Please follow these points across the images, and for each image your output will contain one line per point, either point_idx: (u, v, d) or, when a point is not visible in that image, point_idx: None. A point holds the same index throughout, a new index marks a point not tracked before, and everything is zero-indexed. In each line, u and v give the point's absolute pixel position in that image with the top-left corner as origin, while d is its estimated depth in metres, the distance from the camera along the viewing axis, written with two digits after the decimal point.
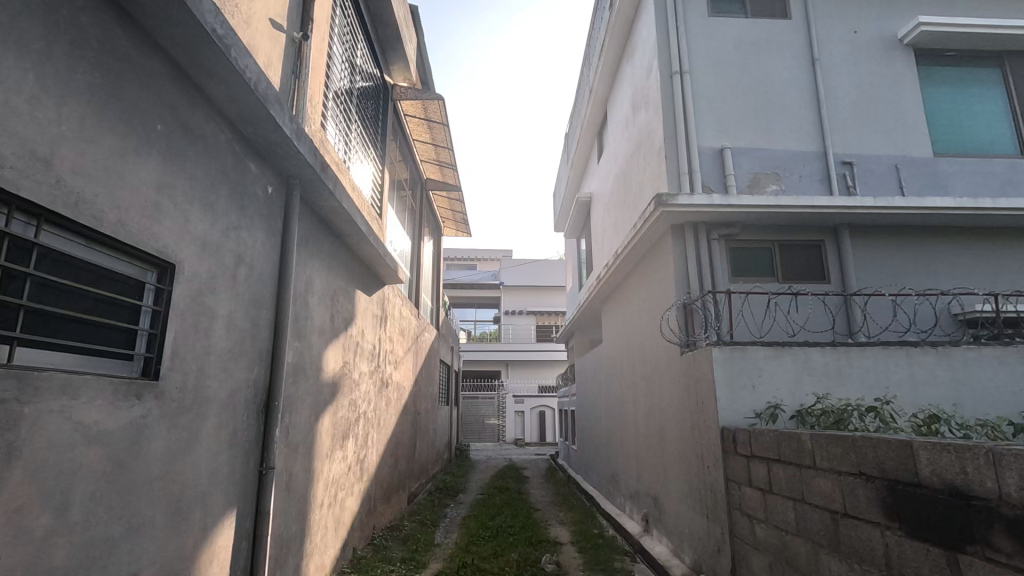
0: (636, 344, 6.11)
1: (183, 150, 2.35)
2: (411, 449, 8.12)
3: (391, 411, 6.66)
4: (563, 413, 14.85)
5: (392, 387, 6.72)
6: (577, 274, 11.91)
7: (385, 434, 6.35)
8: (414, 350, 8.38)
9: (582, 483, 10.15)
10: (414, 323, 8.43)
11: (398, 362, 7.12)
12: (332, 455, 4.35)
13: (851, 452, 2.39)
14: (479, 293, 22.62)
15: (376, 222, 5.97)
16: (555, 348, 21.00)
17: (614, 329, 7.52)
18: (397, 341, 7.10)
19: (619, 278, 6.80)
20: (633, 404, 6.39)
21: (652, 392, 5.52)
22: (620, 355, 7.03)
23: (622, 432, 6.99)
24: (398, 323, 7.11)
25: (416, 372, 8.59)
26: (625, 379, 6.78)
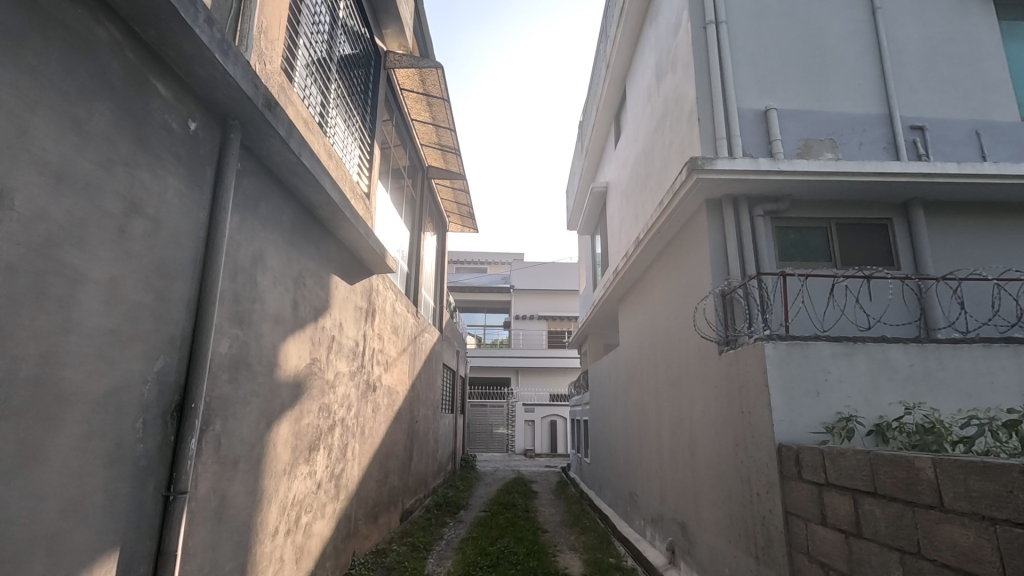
0: (661, 345, 5.27)
1: (20, 33, 1.60)
2: (406, 462, 7.36)
3: (380, 420, 5.89)
4: (575, 423, 13.96)
5: (381, 392, 5.93)
6: (592, 273, 11.08)
7: (371, 444, 5.56)
8: (411, 351, 7.63)
9: (596, 500, 9.28)
10: (412, 322, 7.69)
11: (390, 364, 6.36)
12: (293, 472, 3.59)
13: (1019, 490, 1.57)
14: (489, 297, 21.83)
15: (363, 202, 5.24)
16: (567, 354, 20.12)
17: (633, 329, 6.70)
18: (389, 341, 6.34)
19: (640, 270, 5.99)
20: (656, 415, 5.53)
21: (680, 400, 4.69)
22: (641, 359, 6.20)
23: (643, 447, 6.13)
24: (390, 320, 6.35)
25: (413, 375, 7.82)
26: (646, 387, 5.93)
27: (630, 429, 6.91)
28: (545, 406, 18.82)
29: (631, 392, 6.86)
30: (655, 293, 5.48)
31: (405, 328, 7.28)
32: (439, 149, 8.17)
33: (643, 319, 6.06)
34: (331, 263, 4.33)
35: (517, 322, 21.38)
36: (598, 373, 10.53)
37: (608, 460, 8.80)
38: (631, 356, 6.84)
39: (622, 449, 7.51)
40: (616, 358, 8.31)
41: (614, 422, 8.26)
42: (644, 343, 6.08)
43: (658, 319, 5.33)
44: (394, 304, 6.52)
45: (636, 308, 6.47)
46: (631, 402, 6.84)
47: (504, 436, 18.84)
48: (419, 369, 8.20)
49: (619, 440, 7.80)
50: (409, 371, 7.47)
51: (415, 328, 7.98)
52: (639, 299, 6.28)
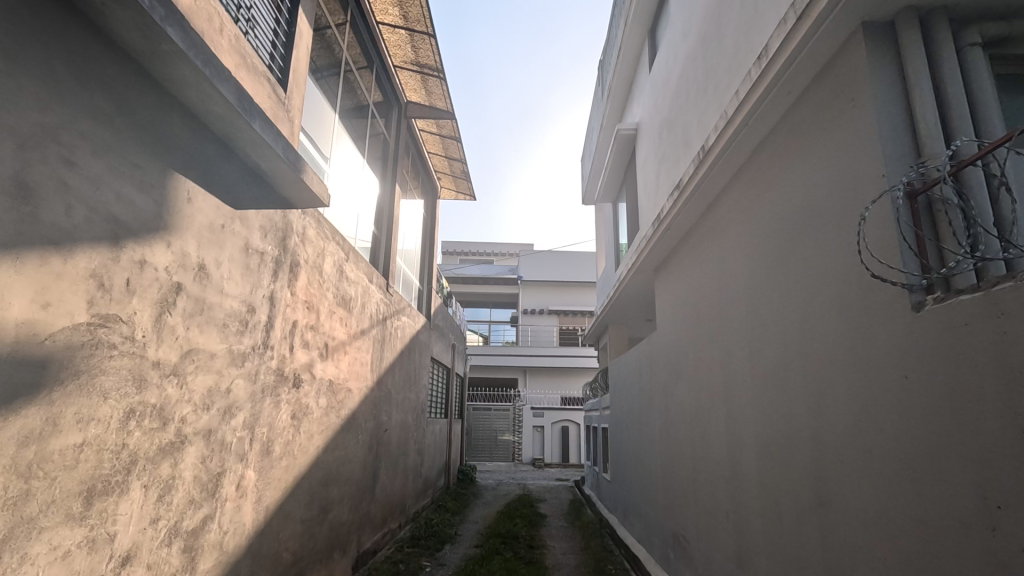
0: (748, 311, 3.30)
1: None
2: (368, 486, 5.47)
3: (309, 431, 3.97)
4: (591, 430, 11.99)
5: (313, 390, 4.02)
6: (614, 250, 9.09)
7: (291, 469, 3.66)
8: (376, 336, 5.72)
9: (620, 531, 7.31)
10: (377, 293, 5.78)
11: (334, 351, 4.45)
12: (18, 550, 1.68)
13: None
14: (494, 290, 19.90)
15: (269, 87, 3.31)
16: (580, 353, 18.13)
17: (686, 298, 4.74)
18: (332, 315, 4.41)
19: (705, 203, 4.03)
20: (731, 426, 3.55)
21: (793, 402, 2.71)
22: (699, 341, 4.23)
23: (700, 472, 4.16)
24: (333, 286, 4.44)
25: (381, 369, 5.92)
26: (711, 383, 3.95)
27: (676, 445, 4.93)
28: (556, 410, 16.86)
29: (678, 392, 4.87)
30: (738, 230, 3.51)
31: (366, 301, 5.36)
32: (417, 71, 6.53)
33: (707, 275, 4.10)
34: (173, 154, 2.43)
35: (525, 318, 19.43)
36: (622, 367, 8.56)
37: (637, 483, 6.85)
38: (679, 340, 4.85)
39: (661, 471, 5.54)
40: (649, 346, 6.33)
41: (647, 433, 6.27)
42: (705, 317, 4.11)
43: (743, 271, 3.37)
44: (341, 266, 4.61)
45: (694, 268, 4.49)
46: (679, 406, 4.85)
47: (510, 444, 16.90)
48: (390, 361, 6.30)
49: (655, 460, 5.83)
50: (372, 361, 5.54)
51: (385, 307, 6.09)
52: (700, 253, 4.31)
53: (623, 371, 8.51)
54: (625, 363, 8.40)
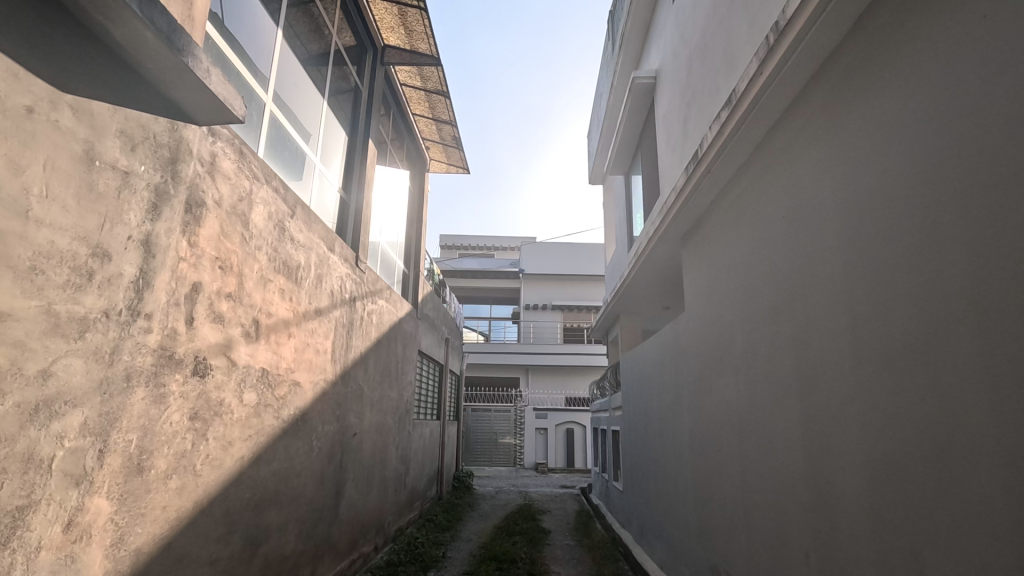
0: (858, 252, 2.23)
1: None
2: (328, 505, 4.43)
3: (226, 436, 2.92)
4: (599, 433, 10.88)
5: (231, 382, 2.97)
6: (625, 228, 8.00)
7: (191, 491, 2.61)
8: (339, 319, 4.66)
9: (637, 553, 6.23)
10: (342, 265, 4.73)
11: (269, 331, 3.40)
12: None
13: None
14: (494, 285, 18.81)
15: None
16: (586, 350, 17.02)
17: (732, 258, 3.68)
18: (265, 284, 3.35)
19: (769, 119, 2.99)
20: (820, 426, 2.46)
21: (982, 389, 1.64)
22: (758, 312, 3.15)
23: (761, 487, 3.07)
24: (269, 246, 3.39)
25: (347, 361, 4.86)
26: (779, 368, 2.87)
27: (716, 453, 3.86)
28: (560, 411, 15.79)
29: (721, 382, 3.79)
30: (837, 140, 2.43)
31: (324, 275, 4.31)
32: (393, 2, 5.32)
33: (774, 220, 3.02)
34: None
35: (527, 313, 18.34)
36: (637, 359, 7.51)
37: (657, 497, 5.78)
38: (724, 316, 3.78)
39: (692, 485, 4.47)
40: (671, 330, 5.27)
41: (670, 437, 5.21)
42: (770, 279, 3.03)
43: (853, 200, 2.29)
44: (281, 222, 3.56)
45: (747, 217, 3.42)
46: (721, 401, 3.77)
47: (512, 447, 15.84)
48: (360, 352, 5.25)
49: (682, 471, 4.78)
50: (332, 349, 4.49)
51: (354, 285, 5.03)
52: (758, 193, 3.25)
53: (638, 364, 7.45)
54: (639, 354, 7.36)
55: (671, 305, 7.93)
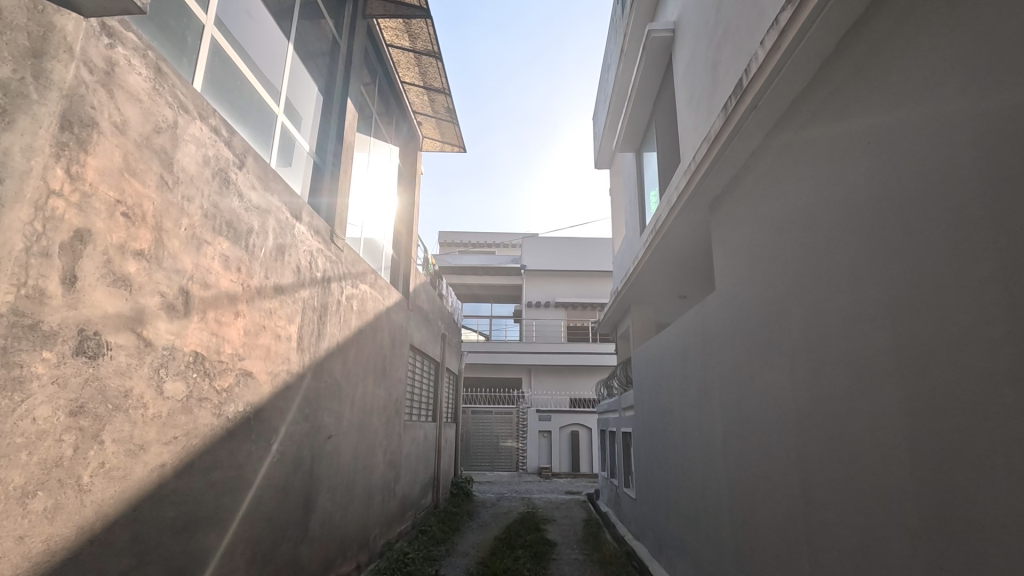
0: (1022, 160, 1.53)
1: None
2: (295, 521, 3.73)
3: (133, 439, 2.22)
4: (608, 435, 10.15)
5: (144, 367, 2.27)
6: (637, 209, 7.28)
7: (70, 514, 1.91)
8: (308, 300, 3.96)
9: (656, 571, 5.51)
10: (312, 238, 4.03)
11: (206, 306, 2.70)
12: None
13: None
14: (495, 282, 18.10)
15: None
16: (591, 349, 16.30)
17: (786, 217, 2.97)
18: (199, 246, 2.65)
19: (849, 20, 2.28)
20: (952, 417, 1.75)
21: None
22: (833, 273, 2.43)
23: (843, 502, 2.34)
24: (204, 198, 2.69)
25: (318, 351, 4.16)
26: (870, 344, 2.15)
27: (766, 457, 3.13)
28: (565, 413, 15.08)
29: (773, 368, 3.07)
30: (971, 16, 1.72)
31: (286, 246, 3.61)
32: None
33: (857, 151, 2.30)
34: None
35: (529, 312, 17.62)
36: (651, 353, 6.79)
37: (678, 507, 5.07)
38: (777, 288, 3.06)
39: (729, 496, 3.75)
40: (695, 316, 4.56)
41: (697, 438, 4.49)
42: (853, 228, 2.32)
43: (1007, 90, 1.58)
44: (225, 173, 2.87)
45: (813, 161, 2.71)
46: (773, 392, 3.06)
47: (514, 451, 15.13)
48: (337, 341, 4.55)
49: (714, 478, 4.05)
50: (298, 334, 3.79)
51: (327, 263, 4.34)
52: (829, 124, 2.54)
53: (652, 358, 6.73)
54: (654, 349, 6.65)
55: (688, 294, 7.20)
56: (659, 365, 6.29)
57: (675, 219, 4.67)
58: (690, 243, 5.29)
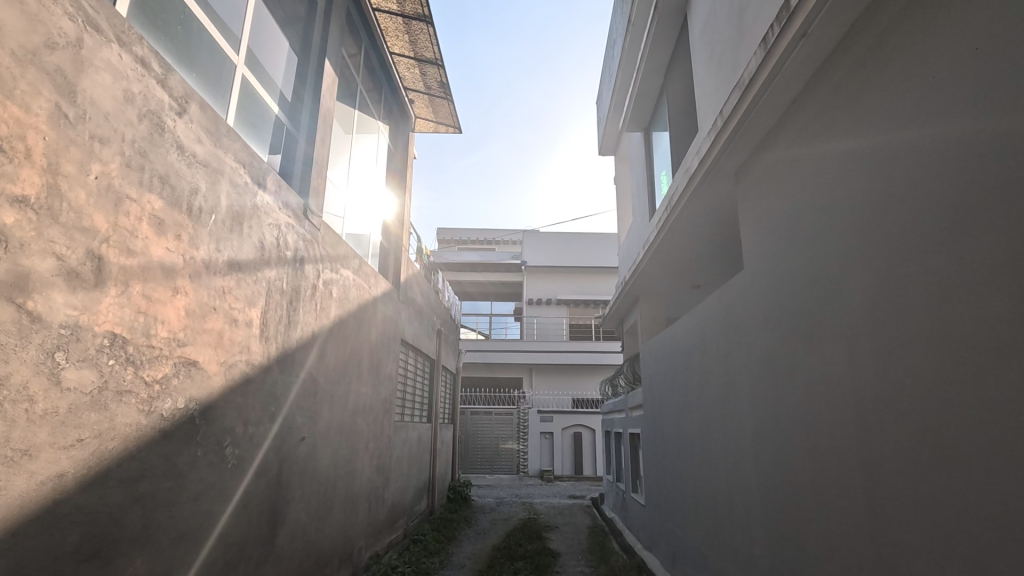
0: None
1: None
2: (257, 537, 3.21)
3: (11, 444, 1.70)
4: (613, 436, 9.63)
5: (28, 350, 1.76)
6: (645, 193, 6.77)
7: None
8: (274, 281, 3.44)
9: None
10: (279, 210, 3.52)
11: (127, 277, 2.18)
12: None
13: None
14: (495, 279, 17.58)
15: None
16: (594, 347, 15.77)
17: (843, 171, 2.45)
18: (117, 202, 2.13)
19: None
20: None
21: None
22: (921, 229, 1.90)
23: (935, 522, 1.82)
24: (127, 145, 2.18)
25: (288, 340, 3.64)
26: (986, 314, 1.62)
27: (814, 462, 2.61)
28: (567, 414, 14.58)
29: (823, 354, 2.54)
30: None
31: (245, 216, 3.10)
32: None
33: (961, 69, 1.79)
34: None
35: (530, 309, 17.10)
36: (661, 348, 6.28)
37: (696, 517, 4.55)
38: (828, 257, 2.54)
39: (761, 506, 3.22)
40: (716, 302, 4.04)
41: (719, 440, 3.97)
42: (950, 166, 1.80)
43: None
44: (158, 118, 2.36)
45: (883, 95, 2.20)
46: (824, 384, 2.53)
47: (515, 453, 14.61)
48: (312, 330, 4.03)
49: (741, 486, 3.53)
50: (261, 319, 3.28)
51: (299, 241, 3.82)
52: (919, 41, 2.00)
53: (662, 354, 6.22)
54: (664, 343, 6.13)
55: (701, 285, 6.68)
56: (670, 361, 5.78)
57: (694, 194, 4.16)
58: (706, 224, 4.78)
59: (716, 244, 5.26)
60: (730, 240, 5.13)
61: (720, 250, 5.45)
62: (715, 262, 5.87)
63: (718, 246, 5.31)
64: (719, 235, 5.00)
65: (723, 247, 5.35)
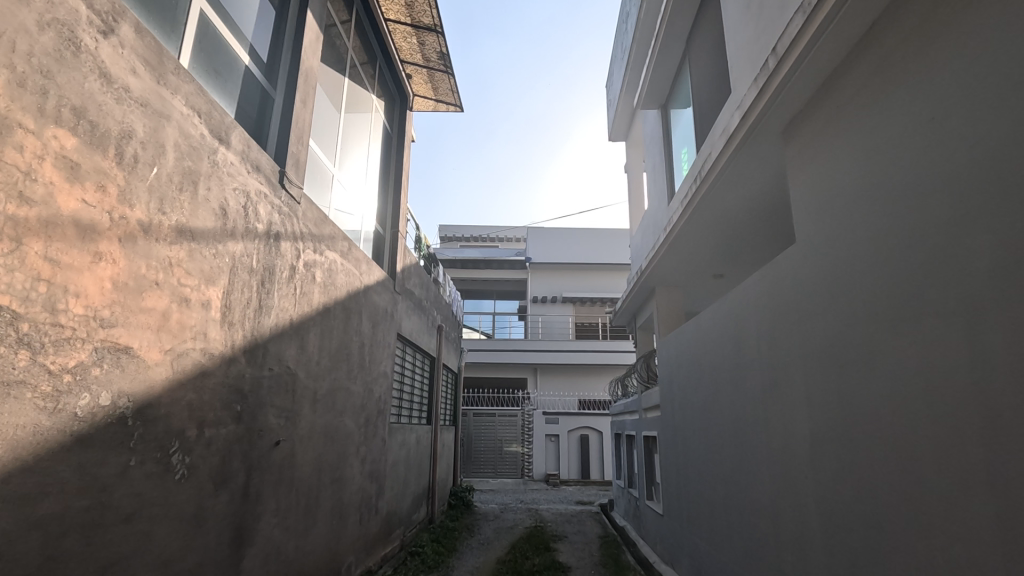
0: None
1: None
2: (218, 561, 2.68)
3: None
4: (624, 439, 9.08)
5: None
6: (663, 174, 6.22)
7: None
8: (240, 257, 2.92)
9: None
10: (247, 175, 3.00)
11: (20, 231, 1.66)
12: None
13: None
14: (498, 276, 17.05)
15: None
16: (601, 346, 15.23)
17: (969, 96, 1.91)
18: (3, 130, 1.61)
19: None
20: None
21: None
22: None
23: None
24: (18, 56, 1.66)
25: (259, 327, 3.11)
26: None
27: (910, 474, 2.06)
28: (574, 415, 14.06)
29: (926, 337, 2.00)
30: None
31: (201, 175, 2.58)
32: None
33: None
34: None
35: (534, 307, 16.56)
36: (680, 341, 5.75)
37: (730, 533, 4.00)
38: (935, 212, 1.99)
39: (822, 526, 2.68)
40: (757, 284, 3.50)
41: (762, 445, 3.42)
42: None
43: None
44: (69, 33, 1.84)
45: None
46: (927, 374, 1.98)
47: (519, 456, 14.07)
48: (290, 317, 3.49)
49: (793, 500, 2.98)
50: (223, 301, 2.75)
51: (274, 213, 3.30)
52: None
53: (682, 348, 5.68)
54: (684, 336, 5.60)
55: (726, 276, 6.13)
56: (693, 355, 5.24)
57: (731, 159, 3.64)
58: (740, 199, 4.25)
59: (749, 224, 4.72)
60: (764, 220, 4.61)
61: (751, 232, 4.92)
62: (742, 247, 5.34)
63: (750, 226, 4.78)
64: (753, 213, 4.47)
65: (755, 228, 4.82)
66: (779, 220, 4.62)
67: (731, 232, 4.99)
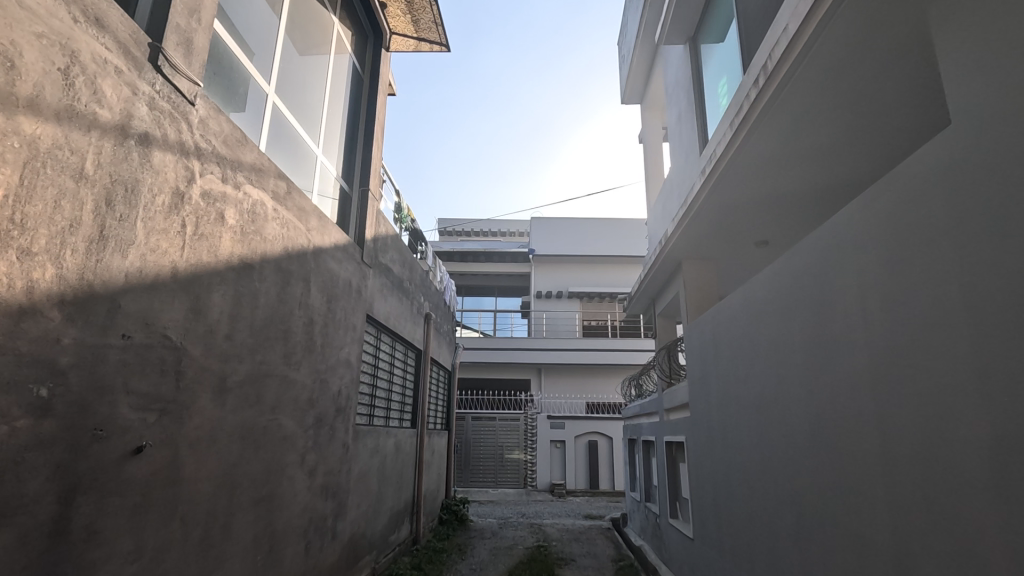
0: None
1: None
2: None
3: None
4: (640, 445, 7.91)
5: None
6: (695, 119, 5.08)
7: None
8: (51, 150, 1.81)
9: None
10: (72, 25, 1.89)
11: None
12: None
13: None
14: (499, 270, 15.91)
15: None
16: (610, 344, 14.06)
17: None
18: None
19: None
20: None
21: None
22: None
23: None
24: None
25: (99, 270, 1.99)
26: None
27: None
28: (581, 420, 12.91)
29: None
30: None
31: None
32: None
33: None
34: None
35: (538, 303, 15.42)
36: (716, 318, 4.65)
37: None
38: None
39: None
40: (862, 215, 2.38)
41: (875, 454, 2.29)
42: None
43: None
44: None
45: None
46: None
47: (521, 464, 12.90)
48: (173, 264, 2.39)
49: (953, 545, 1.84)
50: (4, 210, 1.65)
51: (138, 104, 2.20)
52: None
53: (719, 325, 4.57)
54: (722, 311, 4.50)
55: (770, 242, 5.02)
56: (736, 333, 4.14)
57: (824, 22, 2.62)
58: (808, 106, 3.23)
59: (812, 150, 3.69)
60: (831, 141, 3.59)
61: (812, 164, 3.88)
62: (796, 193, 4.28)
63: (812, 155, 3.74)
64: (821, 129, 3.44)
65: (819, 157, 3.78)
66: (851, 141, 3.60)
67: (785, 169, 3.95)
